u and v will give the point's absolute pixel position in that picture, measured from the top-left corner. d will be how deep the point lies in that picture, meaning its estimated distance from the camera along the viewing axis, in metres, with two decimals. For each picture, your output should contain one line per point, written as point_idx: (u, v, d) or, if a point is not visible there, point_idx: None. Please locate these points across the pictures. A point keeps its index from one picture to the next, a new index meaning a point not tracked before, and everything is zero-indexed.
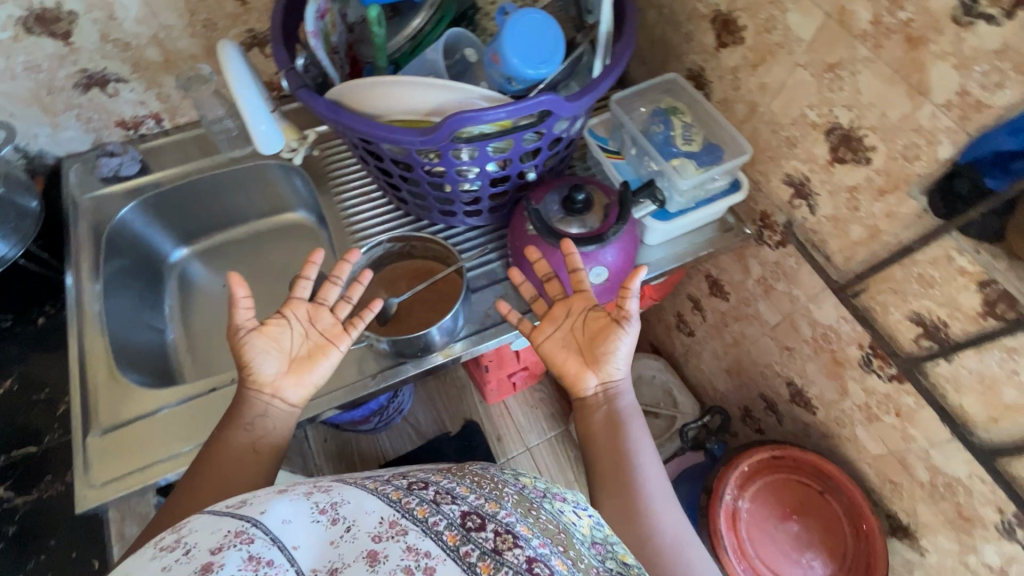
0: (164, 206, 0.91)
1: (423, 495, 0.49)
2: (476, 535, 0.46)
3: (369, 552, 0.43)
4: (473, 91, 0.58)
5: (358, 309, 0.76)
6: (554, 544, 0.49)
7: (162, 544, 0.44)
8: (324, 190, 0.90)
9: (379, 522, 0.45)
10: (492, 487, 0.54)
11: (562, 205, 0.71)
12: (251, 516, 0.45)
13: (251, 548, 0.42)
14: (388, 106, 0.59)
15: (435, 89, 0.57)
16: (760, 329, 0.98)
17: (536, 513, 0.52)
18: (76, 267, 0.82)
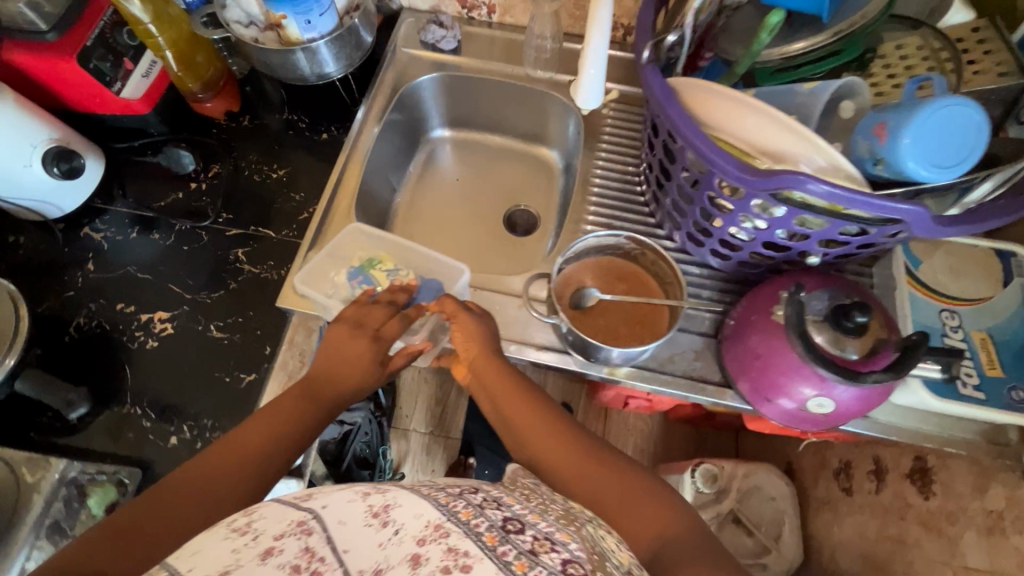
0: (454, 87, 0.96)
1: (471, 501, 0.49)
2: (516, 537, 0.45)
3: (412, 555, 0.42)
4: (844, 164, 0.49)
5: (566, 283, 0.73)
6: (568, 526, 0.48)
7: (234, 525, 0.45)
8: (590, 149, 0.87)
9: (425, 525, 0.45)
10: (539, 502, 0.52)
11: (830, 309, 0.59)
12: (314, 508, 0.46)
13: (308, 540, 0.43)
14: (736, 131, 0.53)
15: (807, 145, 0.50)
16: (941, 554, 0.79)
17: (580, 528, 0.49)
18: (369, 104, 0.89)
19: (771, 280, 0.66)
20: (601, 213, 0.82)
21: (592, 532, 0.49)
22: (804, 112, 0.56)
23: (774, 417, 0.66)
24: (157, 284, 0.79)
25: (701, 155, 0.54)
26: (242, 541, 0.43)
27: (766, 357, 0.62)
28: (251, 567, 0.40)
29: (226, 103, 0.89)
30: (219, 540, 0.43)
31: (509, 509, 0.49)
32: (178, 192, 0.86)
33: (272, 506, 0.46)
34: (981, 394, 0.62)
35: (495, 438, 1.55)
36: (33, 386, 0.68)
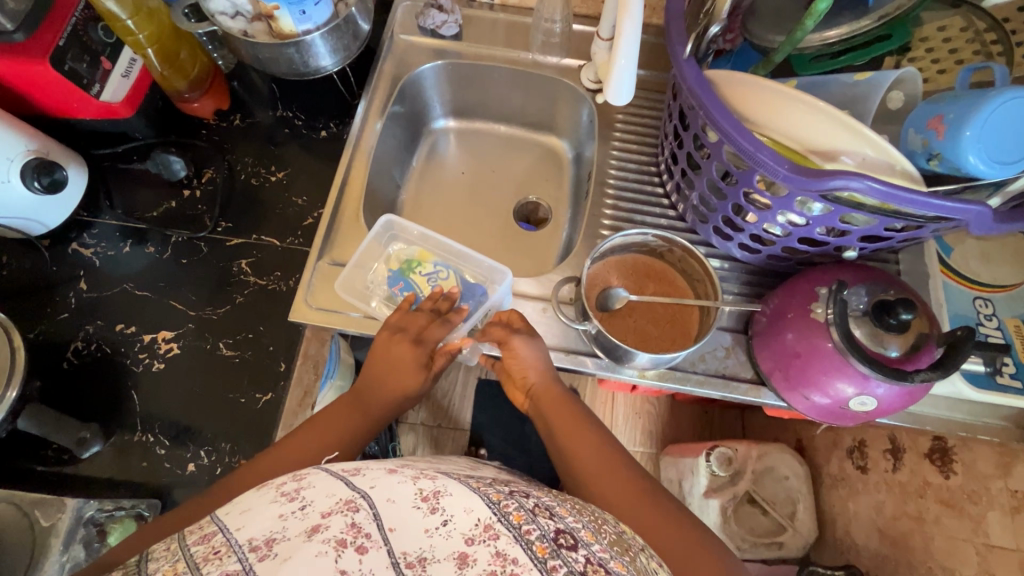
0: (456, 75, 0.91)
1: (522, 503, 0.49)
2: (567, 554, 0.44)
3: (459, 553, 0.42)
4: (902, 162, 0.47)
5: (592, 284, 0.71)
6: (620, 552, 0.47)
7: (283, 490, 0.46)
8: (605, 138, 0.83)
9: (474, 523, 0.44)
10: (591, 519, 0.51)
11: (873, 306, 0.58)
12: (362, 488, 0.46)
13: (355, 517, 0.43)
14: (784, 127, 0.50)
15: (863, 142, 0.47)
16: (963, 531, 0.80)
17: (632, 557, 0.48)
18: (370, 98, 0.84)
19: (806, 274, 0.64)
20: (619, 207, 0.79)
21: (646, 562, 0.48)
22: (851, 101, 0.54)
23: (807, 412, 0.65)
24: (157, 302, 0.75)
25: (746, 155, 0.51)
26: (291, 509, 0.43)
27: (804, 353, 0.61)
28: (298, 540, 0.41)
29: (215, 102, 0.83)
30: (271, 509, 0.44)
31: (561, 521, 0.48)
32: (171, 200, 0.80)
33: (321, 480, 0.47)
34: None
35: (504, 428, 1.54)
36: (37, 424, 0.63)
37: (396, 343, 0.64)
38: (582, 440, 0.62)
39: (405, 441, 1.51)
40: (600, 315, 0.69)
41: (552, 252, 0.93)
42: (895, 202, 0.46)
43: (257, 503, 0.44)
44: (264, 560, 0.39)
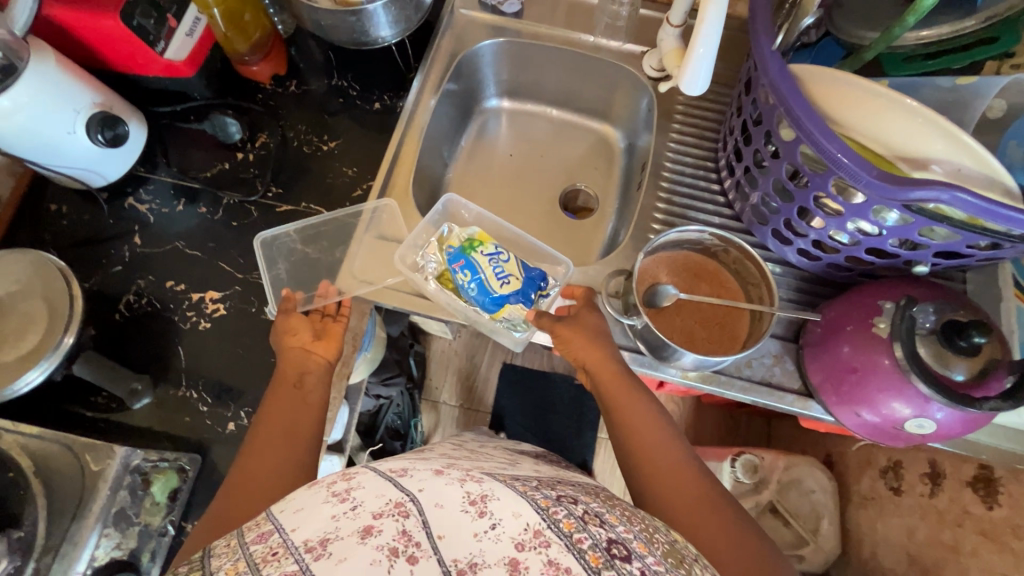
0: (514, 54, 0.89)
1: (572, 511, 0.50)
2: (621, 564, 0.45)
3: (510, 559, 0.44)
4: (1003, 177, 0.44)
5: (641, 280, 0.69)
6: (673, 565, 0.48)
7: (334, 489, 0.47)
8: (663, 129, 0.81)
9: (524, 529, 0.46)
10: (643, 528, 0.51)
11: (942, 325, 0.55)
12: (411, 490, 0.48)
13: (406, 523, 0.44)
14: (872, 132, 0.47)
15: (961, 152, 0.44)
16: (1003, 566, 0.77)
17: (688, 569, 0.48)
18: (426, 72, 0.83)
19: (867, 287, 0.62)
20: (673, 201, 0.77)
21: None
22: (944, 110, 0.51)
23: (854, 428, 0.63)
24: (206, 262, 0.76)
25: (829, 159, 0.48)
26: (342, 510, 0.45)
27: (860, 369, 0.59)
28: (351, 541, 0.42)
29: (273, 68, 0.83)
30: (324, 509, 0.45)
31: (612, 529, 0.49)
32: (224, 162, 0.81)
33: (371, 480, 0.49)
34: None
35: (525, 413, 1.54)
36: (91, 371, 0.66)
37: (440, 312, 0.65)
38: (625, 436, 0.61)
39: (426, 418, 1.53)
40: (648, 311, 0.68)
41: (596, 242, 0.91)
42: (993, 220, 0.43)
43: (310, 504, 0.46)
44: (319, 559, 0.41)
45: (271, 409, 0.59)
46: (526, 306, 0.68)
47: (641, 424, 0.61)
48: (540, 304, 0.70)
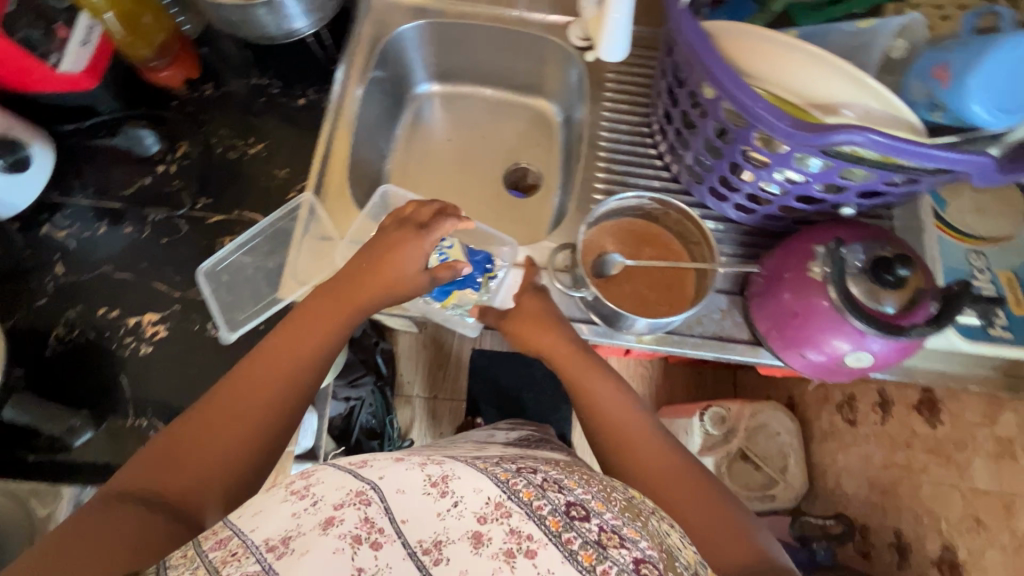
0: (439, 36, 0.87)
1: (531, 480, 0.51)
2: (580, 524, 0.47)
3: (473, 533, 0.45)
4: (905, 113, 0.46)
5: (588, 253, 0.70)
6: (630, 517, 0.50)
7: (292, 488, 0.48)
8: (596, 99, 0.81)
9: (485, 502, 0.47)
10: (601, 489, 0.53)
11: (870, 262, 0.57)
12: (371, 478, 0.49)
13: (367, 511, 0.46)
14: (784, 81, 0.48)
15: (866, 92, 0.46)
16: (950, 479, 0.83)
17: (644, 522, 0.51)
18: (348, 62, 0.80)
19: (801, 234, 0.64)
20: (613, 169, 0.77)
21: (659, 526, 0.51)
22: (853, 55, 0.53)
23: (802, 369, 0.66)
24: (140, 284, 0.72)
25: (748, 113, 0.49)
26: (302, 507, 0.46)
27: (798, 312, 0.61)
28: (314, 534, 0.44)
29: (184, 71, 0.78)
30: (282, 507, 0.47)
31: (571, 493, 0.51)
32: (146, 177, 0.77)
33: (329, 473, 0.50)
34: (1008, 333, 0.63)
35: (499, 396, 1.55)
36: (25, 413, 0.62)
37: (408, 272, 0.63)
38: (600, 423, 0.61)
39: (402, 414, 1.52)
40: (597, 281, 0.69)
41: (544, 218, 0.91)
42: (901, 155, 0.45)
43: (269, 505, 0.47)
44: (282, 556, 0.42)
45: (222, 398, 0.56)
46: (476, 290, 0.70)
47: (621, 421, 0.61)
48: (489, 286, 0.71)
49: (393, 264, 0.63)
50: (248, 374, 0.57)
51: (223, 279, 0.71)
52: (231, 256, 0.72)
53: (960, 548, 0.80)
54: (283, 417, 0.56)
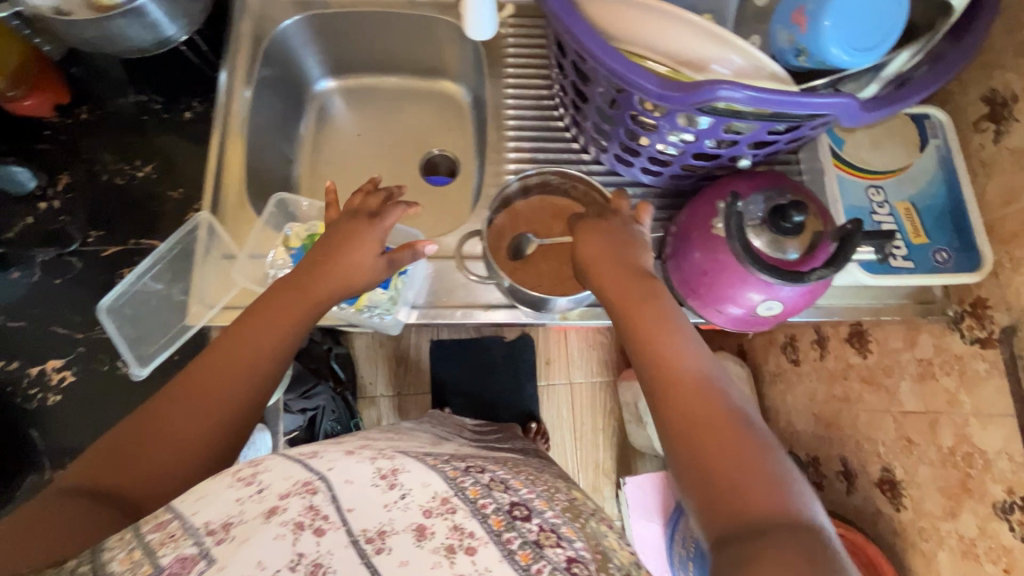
0: (327, 28, 0.83)
1: (476, 479, 0.51)
2: (521, 524, 0.46)
3: (417, 525, 0.43)
4: (768, 63, 0.45)
5: (500, 238, 0.69)
6: (569, 519, 0.51)
7: (239, 476, 0.45)
8: (496, 77, 0.79)
9: (431, 497, 0.46)
10: (544, 489, 0.56)
11: (768, 212, 0.58)
12: (319, 471, 0.47)
13: (313, 500, 0.43)
14: (649, 43, 0.47)
15: (727, 47, 0.45)
16: (883, 404, 0.85)
17: (583, 524, 0.52)
18: (231, 66, 0.76)
19: (708, 191, 0.64)
20: (521, 147, 0.76)
21: (596, 529, 0.52)
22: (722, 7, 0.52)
23: (723, 324, 0.67)
24: (35, 329, 0.68)
25: (621, 78, 0.48)
26: (247, 494, 0.43)
27: (709, 270, 0.62)
28: (256, 522, 0.41)
29: (50, 98, 0.73)
30: (228, 494, 0.43)
31: (516, 493, 0.51)
32: (27, 215, 0.72)
33: (280, 463, 0.48)
34: (910, 263, 0.68)
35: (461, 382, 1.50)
36: None
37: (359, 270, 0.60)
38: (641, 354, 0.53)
39: (368, 415, 1.44)
40: (512, 264, 0.68)
41: (466, 204, 0.90)
42: (767, 106, 0.45)
43: (213, 489, 0.43)
44: (221, 543, 0.39)
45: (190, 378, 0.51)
46: (386, 289, 0.68)
47: (671, 358, 0.51)
48: (401, 282, 0.68)
49: (343, 261, 0.60)
50: (220, 356, 0.53)
51: (126, 313, 0.67)
52: (128, 288, 0.67)
53: (896, 468, 0.83)
54: (255, 404, 0.52)
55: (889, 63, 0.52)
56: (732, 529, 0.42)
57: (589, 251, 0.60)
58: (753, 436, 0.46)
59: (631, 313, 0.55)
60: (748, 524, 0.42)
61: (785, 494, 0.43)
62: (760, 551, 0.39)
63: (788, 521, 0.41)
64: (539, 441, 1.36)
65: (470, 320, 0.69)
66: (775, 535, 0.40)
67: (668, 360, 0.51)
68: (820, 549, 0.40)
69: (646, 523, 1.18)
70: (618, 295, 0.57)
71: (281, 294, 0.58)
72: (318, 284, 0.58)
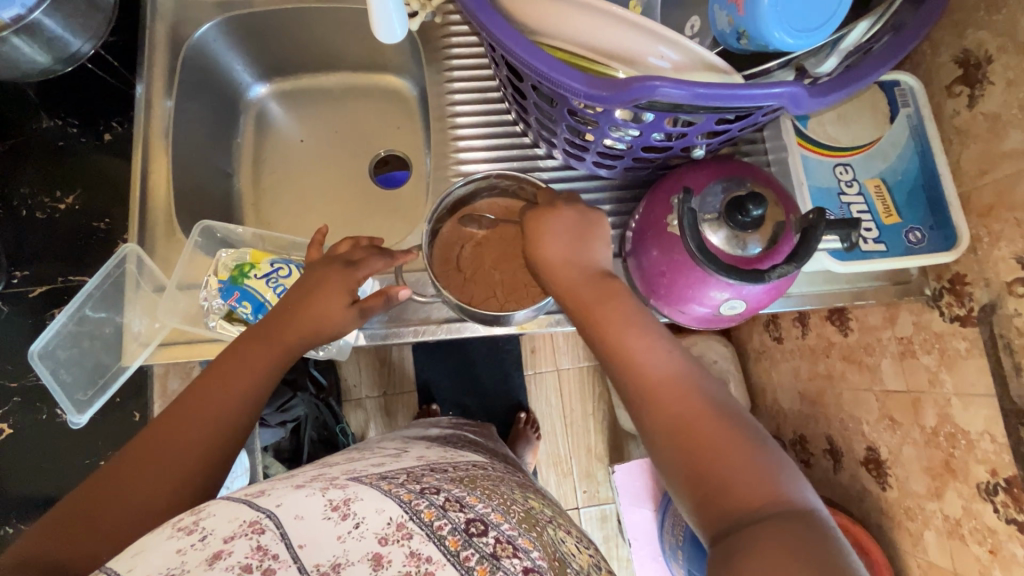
0: (251, 29, 0.77)
1: (434, 500, 0.44)
2: (478, 540, 0.41)
3: (373, 554, 0.38)
4: (704, 54, 0.41)
5: (449, 248, 0.65)
6: (527, 529, 0.46)
7: (179, 524, 0.39)
8: (437, 70, 0.74)
9: (386, 522, 0.40)
10: (500, 501, 0.49)
11: (725, 202, 0.54)
12: (267, 506, 0.41)
13: (260, 539, 0.38)
14: (572, 38, 0.43)
15: (658, 39, 0.41)
16: (864, 382, 0.80)
17: (540, 531, 0.47)
18: (147, 77, 0.70)
19: (663, 184, 0.60)
20: (468, 145, 0.72)
21: (553, 535, 0.47)
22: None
23: (688, 322, 0.64)
24: None
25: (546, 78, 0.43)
26: (189, 541, 0.37)
27: (669, 268, 0.58)
28: (197, 572, 0.35)
29: None
30: (167, 546, 0.38)
31: (472, 509, 0.45)
32: None
33: (221, 505, 0.41)
34: (882, 245, 0.65)
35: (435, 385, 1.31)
36: None
37: (312, 311, 0.55)
38: (613, 358, 0.49)
39: (353, 420, 1.28)
40: (458, 277, 0.64)
41: (420, 205, 0.84)
42: (706, 101, 0.41)
43: (149, 544, 0.37)
44: None
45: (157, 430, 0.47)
46: None
47: (641, 357, 0.48)
48: None
49: (315, 308, 0.55)
50: (190, 403, 0.49)
51: (61, 356, 0.64)
52: (59, 329, 0.64)
53: (881, 447, 0.77)
54: (225, 448, 0.49)
55: (849, 33, 0.47)
56: (727, 523, 0.40)
57: (549, 236, 0.55)
58: (737, 424, 0.44)
59: (601, 307, 0.51)
60: (743, 517, 0.40)
61: (777, 478, 0.41)
62: (758, 538, 0.38)
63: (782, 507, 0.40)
64: (529, 431, 1.24)
65: (423, 337, 0.66)
66: (771, 524, 0.39)
67: (639, 361, 0.48)
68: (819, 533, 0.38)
69: (637, 509, 1.15)
70: (579, 293, 0.52)
71: (249, 345, 0.54)
72: (287, 331, 0.54)
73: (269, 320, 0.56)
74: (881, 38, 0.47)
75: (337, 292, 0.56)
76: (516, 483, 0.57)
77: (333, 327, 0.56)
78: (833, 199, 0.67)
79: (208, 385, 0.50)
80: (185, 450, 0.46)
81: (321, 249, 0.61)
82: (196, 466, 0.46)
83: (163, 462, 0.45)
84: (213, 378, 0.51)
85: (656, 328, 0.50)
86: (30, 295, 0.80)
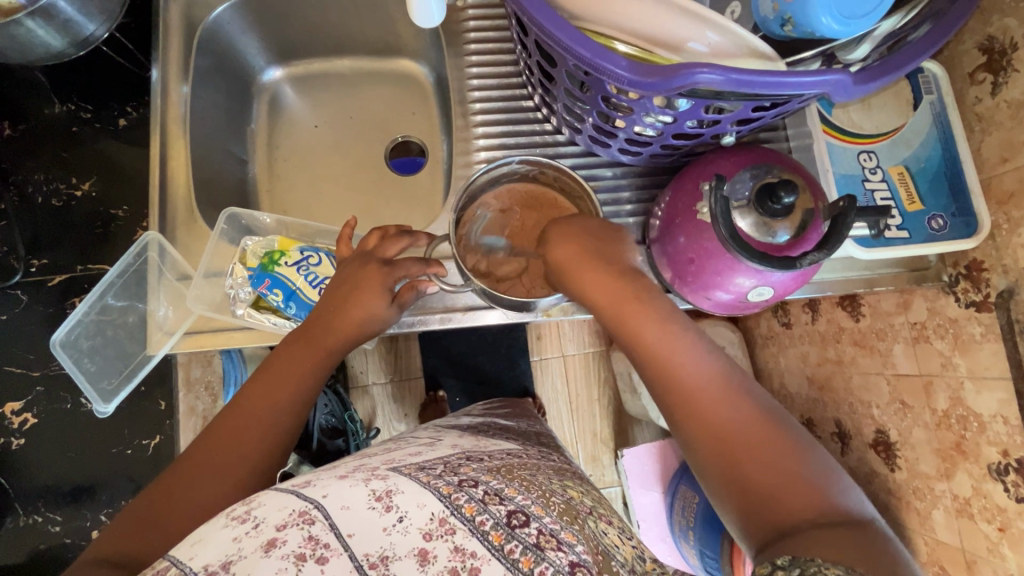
0: (264, 12, 0.75)
1: (473, 493, 0.44)
2: (520, 531, 0.41)
3: (418, 550, 0.38)
4: (749, 40, 0.41)
5: (477, 238, 0.65)
6: (568, 521, 0.45)
7: (233, 514, 0.40)
8: (457, 56, 0.73)
9: (429, 518, 0.40)
10: (540, 493, 0.47)
11: (755, 190, 0.55)
12: (315, 497, 0.41)
13: (311, 529, 0.38)
14: (614, 22, 0.43)
15: (702, 23, 0.41)
16: (875, 366, 0.80)
17: (582, 525, 0.46)
18: (161, 60, 0.69)
19: (689, 171, 0.61)
20: (490, 133, 0.71)
21: (595, 528, 0.46)
22: None
23: (711, 309, 0.65)
24: None
25: (586, 63, 0.43)
26: (244, 529, 0.38)
27: (699, 254, 0.58)
28: (254, 558, 0.36)
29: None
30: (225, 533, 0.38)
31: (512, 502, 0.44)
32: None
33: (271, 495, 0.41)
34: (904, 231, 0.66)
35: (436, 372, 1.30)
36: None
37: (347, 307, 0.55)
38: (642, 356, 0.51)
39: (361, 405, 1.28)
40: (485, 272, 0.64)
41: (437, 192, 0.84)
42: (751, 89, 0.41)
43: (207, 533, 0.38)
44: None
45: (216, 429, 0.49)
46: None
47: (679, 361, 0.49)
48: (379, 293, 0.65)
49: (346, 302, 0.55)
50: (239, 410, 0.50)
51: (84, 346, 0.64)
52: (81, 319, 0.64)
53: (891, 429, 0.78)
54: (275, 442, 0.49)
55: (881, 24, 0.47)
56: (781, 525, 0.41)
57: (562, 255, 0.55)
58: (784, 434, 0.46)
59: (628, 308, 0.53)
60: (799, 520, 0.41)
61: (829, 488, 0.42)
62: (817, 539, 0.38)
63: (830, 512, 0.41)
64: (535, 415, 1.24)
65: (449, 325, 0.67)
66: (825, 527, 0.39)
67: (680, 364, 0.49)
68: (870, 536, 0.39)
69: (645, 492, 1.17)
70: (604, 293, 0.54)
71: (295, 345, 0.54)
72: (327, 334, 0.54)
73: (308, 317, 0.56)
74: (916, 26, 0.47)
75: (368, 282, 0.56)
76: (552, 470, 0.56)
77: (361, 315, 0.55)
78: (853, 186, 0.68)
79: (252, 396, 0.50)
80: (237, 453, 0.47)
81: (350, 243, 0.61)
82: (248, 466, 0.47)
83: (219, 471, 0.45)
84: (259, 382, 0.51)
85: (692, 332, 0.51)
86: (49, 284, 0.81)
